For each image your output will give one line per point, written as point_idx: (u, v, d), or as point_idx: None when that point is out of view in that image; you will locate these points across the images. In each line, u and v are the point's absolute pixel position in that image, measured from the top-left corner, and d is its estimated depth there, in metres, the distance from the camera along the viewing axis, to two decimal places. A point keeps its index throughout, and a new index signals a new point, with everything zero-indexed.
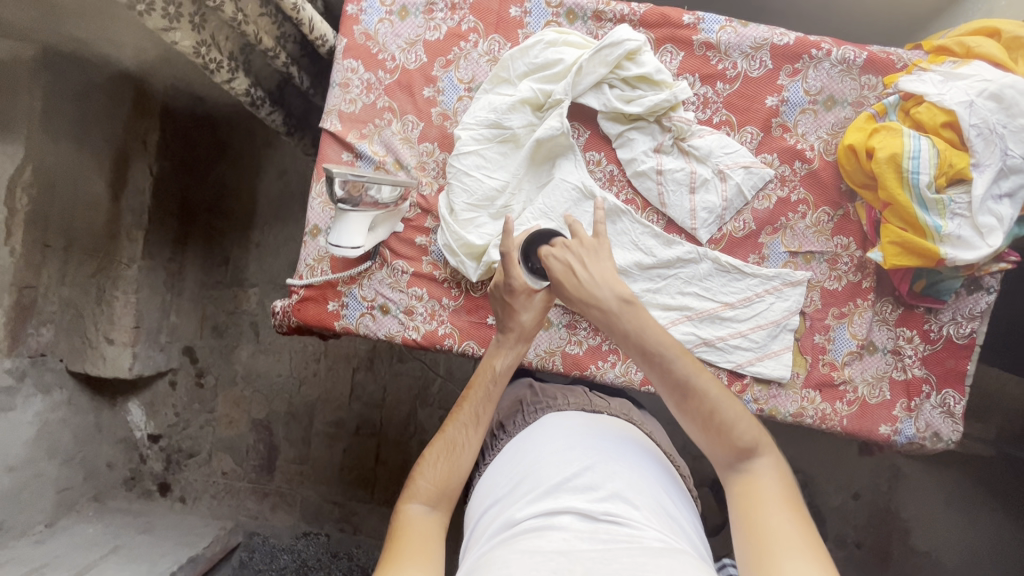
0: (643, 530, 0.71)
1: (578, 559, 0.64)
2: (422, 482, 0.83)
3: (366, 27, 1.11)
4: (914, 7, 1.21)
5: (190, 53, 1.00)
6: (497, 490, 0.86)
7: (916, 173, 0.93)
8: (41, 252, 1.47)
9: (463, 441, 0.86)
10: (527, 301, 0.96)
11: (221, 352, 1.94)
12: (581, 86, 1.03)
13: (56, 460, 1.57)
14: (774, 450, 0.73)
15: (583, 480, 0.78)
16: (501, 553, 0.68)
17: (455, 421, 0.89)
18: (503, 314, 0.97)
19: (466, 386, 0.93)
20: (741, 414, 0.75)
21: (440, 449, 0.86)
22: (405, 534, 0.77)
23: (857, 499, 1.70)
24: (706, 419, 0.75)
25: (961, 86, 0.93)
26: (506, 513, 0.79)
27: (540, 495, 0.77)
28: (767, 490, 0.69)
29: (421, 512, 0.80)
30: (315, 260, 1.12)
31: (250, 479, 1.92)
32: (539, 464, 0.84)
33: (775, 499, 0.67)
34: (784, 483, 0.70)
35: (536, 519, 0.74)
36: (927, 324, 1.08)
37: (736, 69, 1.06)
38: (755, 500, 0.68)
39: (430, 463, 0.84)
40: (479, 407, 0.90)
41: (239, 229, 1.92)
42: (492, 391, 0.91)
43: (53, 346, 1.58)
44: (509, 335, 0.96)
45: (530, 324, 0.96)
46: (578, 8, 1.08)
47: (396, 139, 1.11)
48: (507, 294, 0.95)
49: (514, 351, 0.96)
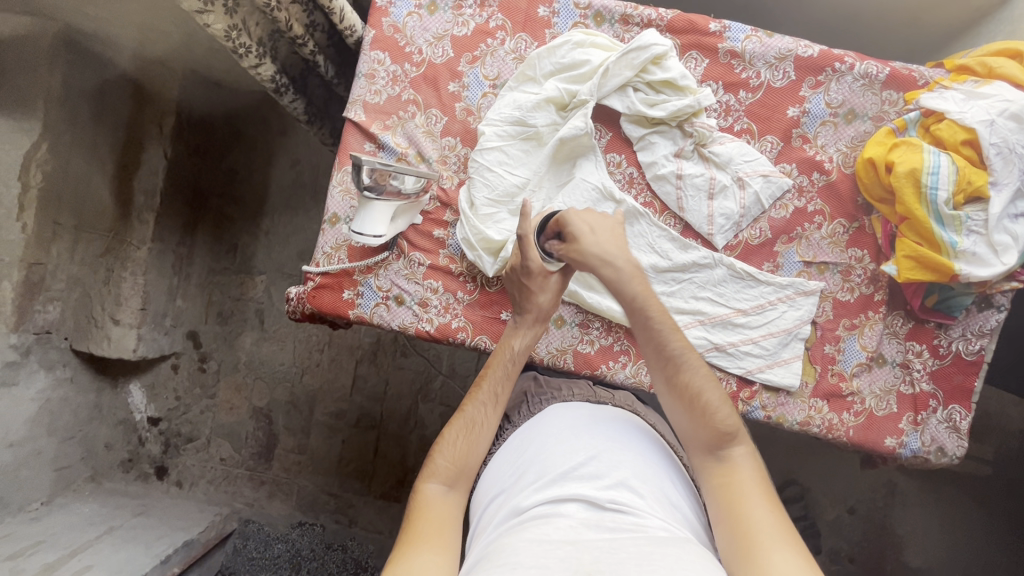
0: (648, 519, 0.72)
1: (586, 547, 0.65)
2: (441, 460, 0.84)
3: (395, 20, 1.12)
4: (933, 28, 1.23)
5: (221, 37, 1.00)
6: (503, 480, 0.86)
7: (934, 189, 0.94)
8: (53, 229, 1.44)
9: (482, 420, 0.89)
10: (543, 283, 0.99)
11: (225, 338, 1.95)
12: (607, 88, 1.05)
13: (55, 438, 1.56)
14: (749, 442, 0.81)
15: (588, 469, 0.79)
16: (510, 541, 0.68)
17: (474, 400, 0.91)
18: (520, 297, 1.01)
19: (484, 365, 0.96)
20: (724, 401, 0.83)
21: (459, 428, 0.88)
22: (425, 513, 0.78)
23: (853, 513, 1.71)
24: (691, 400, 0.83)
25: (982, 106, 0.94)
26: (511, 502, 0.79)
27: (546, 483, 0.78)
28: (745, 479, 0.76)
29: (440, 492, 0.81)
30: (333, 248, 1.13)
31: (248, 466, 1.92)
32: (543, 453, 0.85)
33: (751, 485, 0.75)
34: (758, 472, 0.77)
35: (542, 507, 0.74)
36: (936, 339, 1.09)
37: (759, 78, 1.07)
38: (736, 490, 0.74)
39: (448, 442, 0.86)
40: (498, 387, 0.93)
41: (249, 216, 1.92)
42: (511, 370, 0.95)
43: (59, 324, 1.55)
44: (526, 316, 1.00)
45: (547, 304, 1.00)
46: (606, 11, 1.09)
47: (419, 132, 1.12)
48: (524, 276, 0.99)
49: (532, 331, 1.00)
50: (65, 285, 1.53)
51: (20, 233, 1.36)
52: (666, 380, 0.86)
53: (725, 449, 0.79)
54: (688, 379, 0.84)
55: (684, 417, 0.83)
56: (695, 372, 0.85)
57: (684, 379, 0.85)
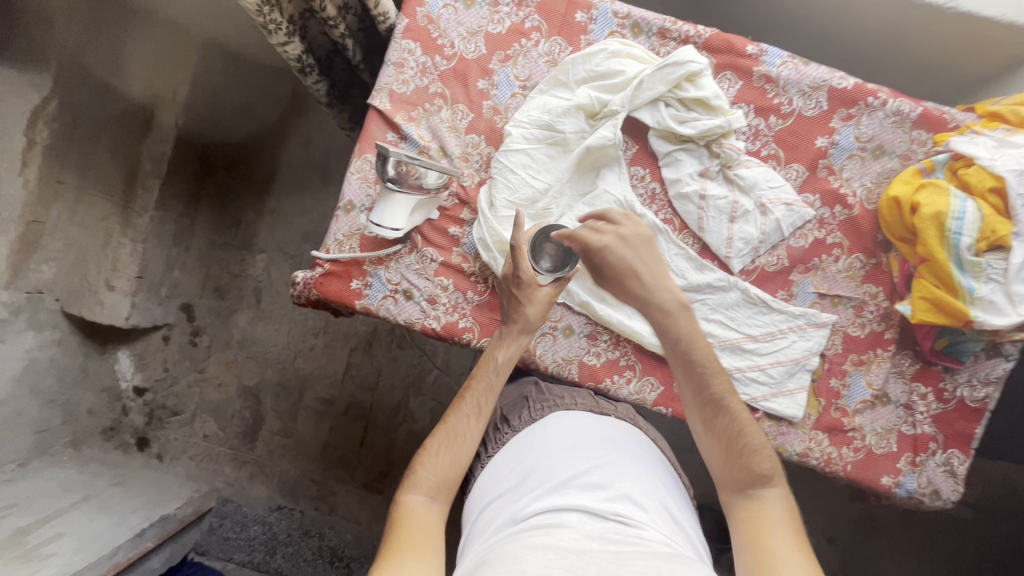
0: (652, 534, 0.71)
1: (592, 558, 0.63)
2: (424, 471, 0.84)
3: (430, 11, 1.10)
4: (958, 79, 1.25)
5: (253, 10, 0.97)
6: (501, 484, 0.84)
7: (957, 234, 0.93)
8: (53, 187, 1.39)
9: (465, 430, 0.89)
10: (531, 294, 0.99)
11: (220, 314, 1.91)
12: (639, 100, 1.03)
13: (37, 400, 1.52)
14: (783, 485, 0.81)
15: (590, 478, 0.78)
16: (512, 547, 0.66)
17: (457, 411, 0.92)
18: (510, 307, 1.00)
19: (469, 377, 0.96)
20: (760, 441, 0.84)
21: (441, 439, 0.88)
22: (406, 524, 0.77)
23: (832, 543, 1.72)
24: (726, 434, 0.84)
25: (1012, 154, 0.94)
26: (511, 508, 0.78)
27: (549, 490, 0.77)
28: (774, 517, 0.76)
29: (423, 503, 0.80)
30: (345, 235, 1.11)
31: (231, 446, 1.88)
32: (547, 459, 0.83)
33: (783, 529, 0.74)
34: (789, 512, 0.77)
35: (544, 515, 0.73)
36: (942, 383, 1.08)
37: (791, 105, 1.06)
38: (767, 528, 0.74)
39: (431, 453, 0.86)
40: (481, 398, 0.93)
41: (255, 192, 1.89)
42: (494, 383, 0.94)
43: (52, 285, 1.48)
44: (512, 326, 0.98)
45: (535, 316, 0.99)
46: (643, 22, 1.08)
47: (443, 126, 1.10)
48: (515, 287, 0.98)
49: (519, 341, 0.98)
50: (61, 246, 1.47)
51: (20, 188, 1.32)
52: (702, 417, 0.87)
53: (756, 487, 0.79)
54: (727, 416, 0.86)
55: (722, 452, 0.84)
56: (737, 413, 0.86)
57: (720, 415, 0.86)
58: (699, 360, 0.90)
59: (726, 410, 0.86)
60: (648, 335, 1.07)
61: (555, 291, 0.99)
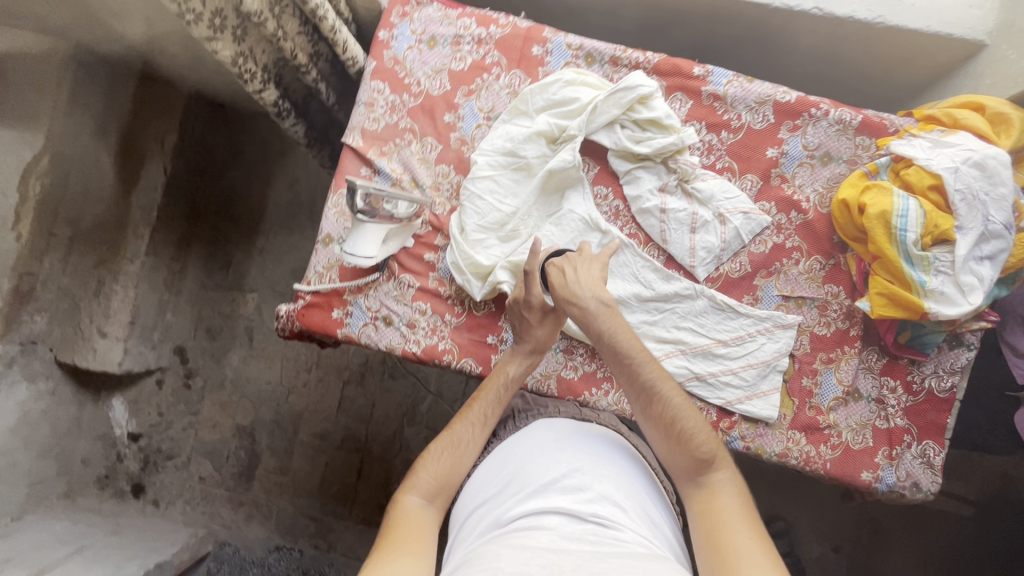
0: (629, 535, 0.71)
1: (568, 557, 0.64)
2: (425, 474, 0.85)
3: (396, 53, 1.17)
4: (895, 89, 1.34)
5: (227, 62, 1.03)
6: (487, 490, 0.85)
7: (904, 231, 0.98)
8: (46, 239, 1.44)
9: (468, 439, 0.91)
10: (541, 317, 1.02)
11: (212, 355, 1.93)
12: (595, 124, 1.09)
13: (31, 452, 1.51)
14: (730, 466, 0.83)
15: (571, 481, 0.79)
16: (492, 548, 0.67)
17: (462, 420, 0.93)
18: (520, 328, 1.03)
19: (478, 388, 0.98)
20: (701, 426, 0.85)
21: (444, 445, 0.89)
22: (402, 523, 0.78)
23: (838, 551, 1.70)
24: (669, 426, 0.86)
25: (947, 153, 1.00)
26: (495, 512, 0.78)
27: (530, 494, 0.77)
28: (726, 504, 0.78)
29: (419, 505, 0.82)
30: (324, 267, 1.15)
31: (227, 487, 1.89)
32: (527, 465, 0.84)
33: (733, 513, 0.77)
34: (739, 495, 0.80)
35: (525, 518, 0.73)
36: (909, 375, 1.12)
37: (740, 120, 1.13)
38: (719, 517, 0.77)
39: (433, 457, 0.87)
40: (489, 409, 0.95)
41: (243, 233, 1.94)
42: (502, 396, 0.97)
43: (46, 335, 1.53)
44: (523, 345, 1.02)
45: (545, 336, 1.03)
46: (596, 52, 1.15)
47: (414, 159, 1.16)
48: (525, 309, 1.01)
49: (529, 359, 1.02)
50: (54, 296, 1.52)
51: (14, 242, 1.36)
52: (644, 410, 0.89)
53: (706, 476, 0.82)
54: (667, 410, 0.87)
55: (668, 445, 0.85)
56: (672, 401, 0.87)
57: (660, 407, 0.87)
58: (626, 352, 0.91)
59: (663, 402, 0.87)
60: None
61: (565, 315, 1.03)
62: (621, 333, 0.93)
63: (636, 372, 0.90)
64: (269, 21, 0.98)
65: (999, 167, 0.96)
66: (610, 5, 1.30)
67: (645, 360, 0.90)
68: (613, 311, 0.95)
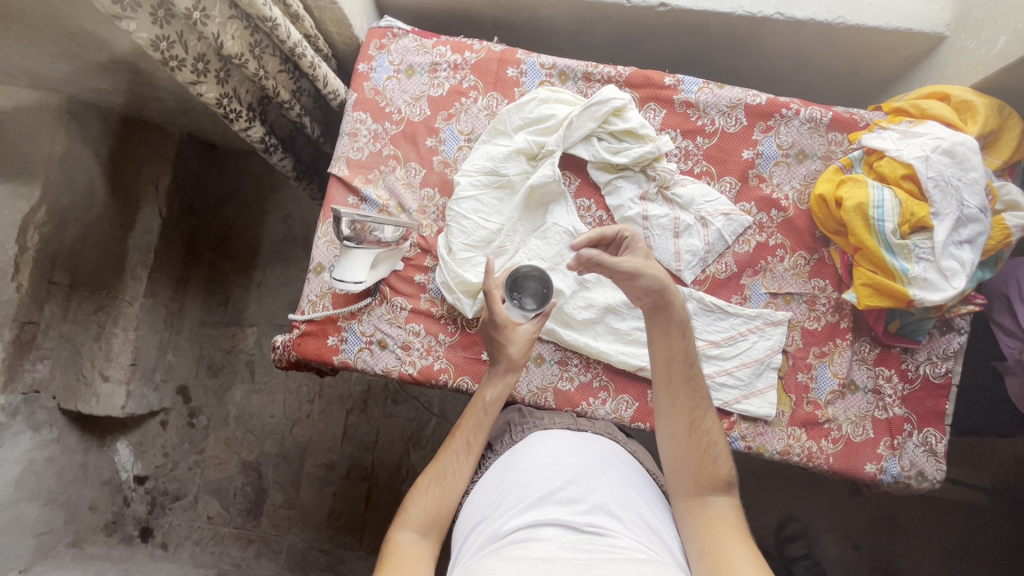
0: (626, 542, 0.71)
1: (563, 566, 0.64)
2: (414, 508, 0.82)
3: (375, 84, 1.21)
4: (862, 86, 1.39)
5: (213, 104, 1.06)
6: (484, 507, 0.84)
7: (881, 221, 1.00)
8: (46, 288, 1.47)
9: (456, 468, 0.87)
10: (511, 334, 0.95)
11: (215, 391, 1.94)
12: (572, 138, 1.12)
13: (38, 501, 1.46)
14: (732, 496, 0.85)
15: (567, 493, 0.78)
16: (487, 561, 0.67)
17: (448, 449, 0.89)
18: (491, 349, 0.97)
19: (460, 416, 0.94)
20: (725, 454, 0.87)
21: (431, 476, 0.86)
22: (394, 561, 0.75)
23: (857, 550, 1.67)
24: (701, 442, 0.86)
25: (917, 143, 1.02)
26: (492, 527, 0.78)
27: (526, 507, 0.77)
28: (730, 525, 0.78)
29: (413, 541, 0.78)
30: (317, 295, 1.17)
31: (235, 524, 1.87)
32: (524, 477, 0.84)
33: (735, 532, 0.77)
34: (738, 520, 0.80)
35: (521, 531, 0.73)
36: (904, 363, 1.12)
37: (714, 125, 1.15)
38: (724, 535, 0.76)
39: (421, 491, 0.84)
40: (471, 436, 0.91)
41: (241, 269, 1.96)
42: (484, 420, 0.92)
43: (47, 383, 1.53)
44: (498, 367, 0.96)
45: (519, 354, 0.96)
46: (569, 70, 1.18)
47: (399, 184, 1.19)
48: (494, 330, 0.94)
49: (506, 380, 0.95)
50: (55, 342, 1.53)
51: (14, 293, 1.37)
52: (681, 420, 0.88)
53: (716, 496, 0.82)
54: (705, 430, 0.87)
55: (693, 459, 0.85)
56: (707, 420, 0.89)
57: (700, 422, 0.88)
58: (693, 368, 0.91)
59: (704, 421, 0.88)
60: (615, 353, 1.12)
61: (536, 326, 0.97)
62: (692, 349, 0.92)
63: (692, 385, 0.89)
64: (250, 61, 1.01)
65: (968, 153, 0.98)
66: (578, 25, 1.34)
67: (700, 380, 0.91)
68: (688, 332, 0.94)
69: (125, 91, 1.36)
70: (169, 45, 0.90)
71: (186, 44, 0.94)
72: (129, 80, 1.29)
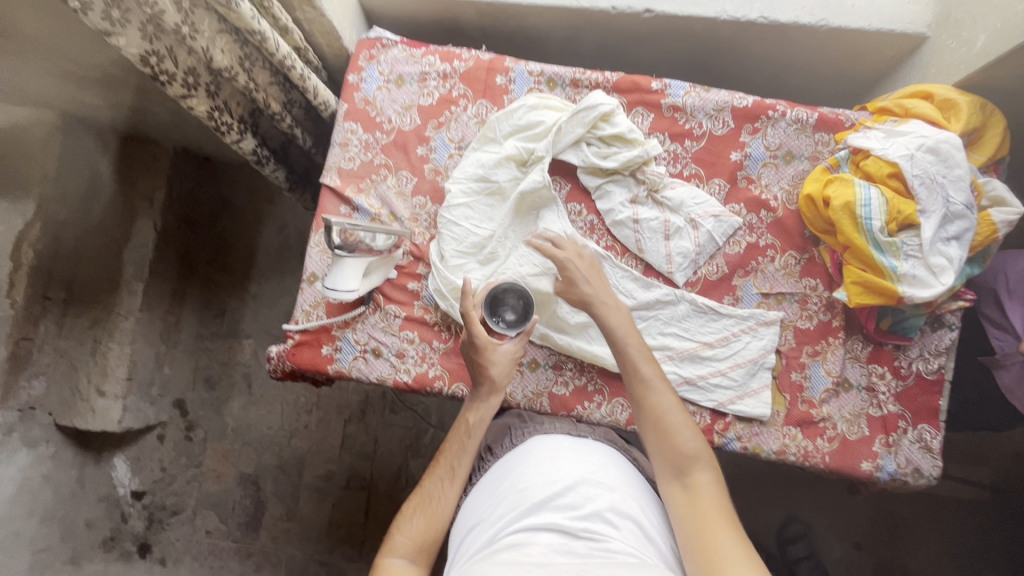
0: (621, 547, 0.71)
1: (555, 571, 0.64)
2: (400, 536, 0.81)
3: (366, 94, 1.22)
4: (847, 86, 1.41)
5: (204, 117, 1.06)
6: (481, 511, 0.84)
7: (869, 219, 1.01)
8: (41, 304, 1.46)
9: (440, 494, 0.86)
10: (492, 355, 0.96)
11: (211, 405, 1.92)
12: (561, 143, 1.13)
13: (34, 518, 1.45)
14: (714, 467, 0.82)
15: (565, 499, 0.78)
16: (480, 565, 0.67)
17: (431, 475, 0.89)
18: (474, 371, 0.97)
19: (443, 442, 0.94)
20: (690, 425, 0.85)
21: (416, 504, 0.85)
22: None
23: (860, 550, 1.66)
24: (660, 425, 0.85)
25: (902, 141, 1.03)
26: (489, 531, 0.78)
27: (524, 511, 0.77)
28: (709, 506, 0.77)
29: (400, 566, 0.77)
30: (311, 305, 1.17)
31: (234, 538, 1.86)
32: (523, 481, 0.84)
33: (715, 513, 0.76)
34: (721, 497, 0.79)
35: (517, 535, 0.73)
36: (896, 360, 1.13)
37: (702, 128, 1.17)
38: (702, 519, 0.76)
39: (407, 518, 0.83)
40: (455, 460, 0.91)
41: (237, 281, 1.96)
42: (467, 445, 0.92)
43: (43, 399, 1.52)
44: (480, 390, 0.96)
45: (501, 375, 0.96)
46: (557, 77, 1.19)
47: (391, 193, 1.19)
48: (474, 352, 0.95)
49: (489, 403, 0.96)
50: (51, 358, 1.52)
51: (8, 309, 1.37)
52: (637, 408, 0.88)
53: (691, 475, 0.81)
54: (659, 408, 0.86)
55: (658, 442, 0.84)
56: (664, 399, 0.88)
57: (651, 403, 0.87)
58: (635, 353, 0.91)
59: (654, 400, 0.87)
60: (609, 356, 1.12)
61: (517, 345, 0.97)
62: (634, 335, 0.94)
63: (634, 368, 0.90)
64: (240, 74, 1.02)
65: (952, 150, 0.99)
66: (566, 33, 1.36)
67: (647, 360, 0.91)
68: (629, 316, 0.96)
69: (118, 106, 1.36)
70: (160, 60, 0.91)
71: (176, 58, 0.94)
72: (121, 95, 1.30)
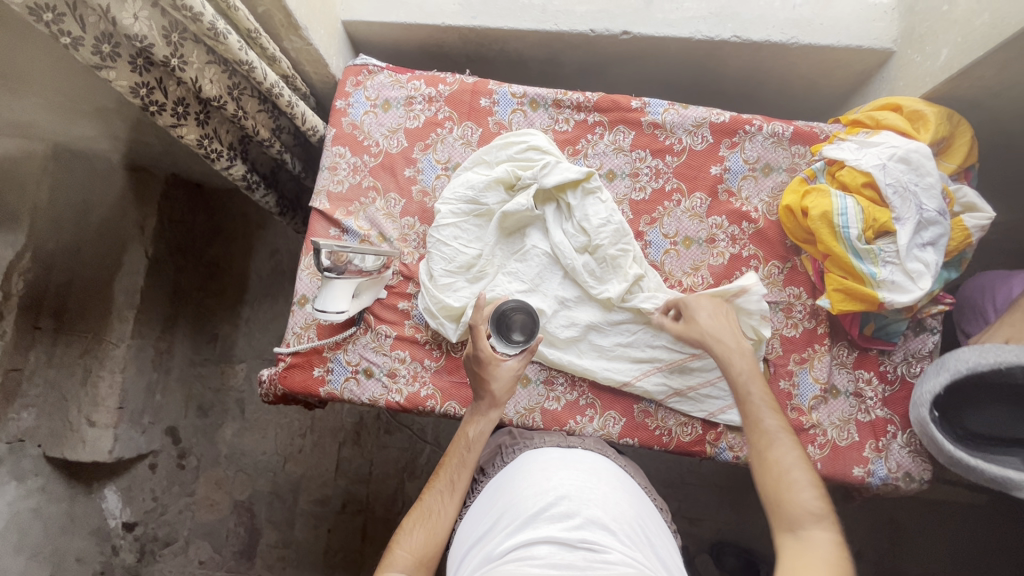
0: (619, 558, 0.69)
1: None
2: (400, 549, 0.81)
3: (353, 118, 1.25)
4: (822, 99, 1.46)
5: (193, 145, 1.07)
6: (479, 529, 0.84)
7: (846, 228, 1.04)
8: (31, 333, 1.48)
9: (440, 507, 0.86)
10: (494, 371, 0.96)
11: (205, 432, 1.89)
12: (546, 177, 1.13)
13: (22, 554, 1.42)
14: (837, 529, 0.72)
15: (558, 509, 0.77)
16: None
17: (432, 488, 0.89)
18: (474, 384, 0.97)
19: (443, 454, 0.94)
20: (813, 484, 0.76)
21: (416, 516, 0.85)
22: None
23: (861, 558, 1.65)
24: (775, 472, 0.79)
25: (874, 152, 1.06)
26: (487, 550, 0.77)
27: (519, 526, 0.76)
28: (819, 559, 0.68)
29: None
30: (303, 327, 1.18)
31: (228, 568, 1.83)
32: (517, 497, 0.83)
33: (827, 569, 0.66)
34: (842, 561, 0.68)
35: (515, 552, 0.72)
36: (882, 365, 1.15)
37: (681, 143, 1.20)
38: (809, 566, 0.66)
39: (406, 532, 0.83)
40: (455, 474, 0.90)
41: (228, 305, 1.93)
42: (467, 458, 0.92)
43: (32, 432, 1.52)
44: (481, 403, 0.96)
45: (501, 391, 0.96)
46: (539, 98, 1.22)
47: (379, 215, 1.22)
48: (477, 365, 0.96)
49: (488, 416, 0.96)
50: (41, 389, 1.53)
51: None
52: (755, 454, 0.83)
53: (804, 527, 0.72)
54: (776, 457, 0.81)
55: (768, 486, 0.79)
56: (788, 452, 0.81)
57: (766, 445, 0.83)
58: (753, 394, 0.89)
59: (769, 426, 0.85)
60: (600, 370, 1.13)
61: (519, 364, 0.98)
62: (752, 383, 0.91)
63: (754, 416, 0.87)
64: (229, 102, 1.04)
65: (923, 159, 1.02)
66: (547, 55, 1.40)
67: (770, 410, 0.87)
68: (753, 364, 0.94)
69: (109, 136, 1.37)
70: (149, 91, 0.93)
71: (166, 89, 0.97)
72: (114, 126, 1.32)
